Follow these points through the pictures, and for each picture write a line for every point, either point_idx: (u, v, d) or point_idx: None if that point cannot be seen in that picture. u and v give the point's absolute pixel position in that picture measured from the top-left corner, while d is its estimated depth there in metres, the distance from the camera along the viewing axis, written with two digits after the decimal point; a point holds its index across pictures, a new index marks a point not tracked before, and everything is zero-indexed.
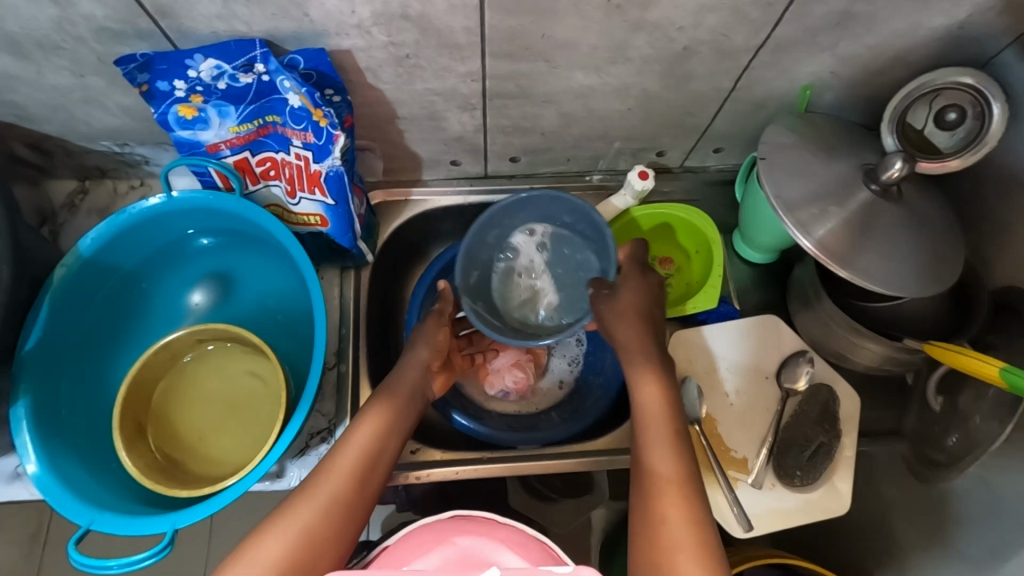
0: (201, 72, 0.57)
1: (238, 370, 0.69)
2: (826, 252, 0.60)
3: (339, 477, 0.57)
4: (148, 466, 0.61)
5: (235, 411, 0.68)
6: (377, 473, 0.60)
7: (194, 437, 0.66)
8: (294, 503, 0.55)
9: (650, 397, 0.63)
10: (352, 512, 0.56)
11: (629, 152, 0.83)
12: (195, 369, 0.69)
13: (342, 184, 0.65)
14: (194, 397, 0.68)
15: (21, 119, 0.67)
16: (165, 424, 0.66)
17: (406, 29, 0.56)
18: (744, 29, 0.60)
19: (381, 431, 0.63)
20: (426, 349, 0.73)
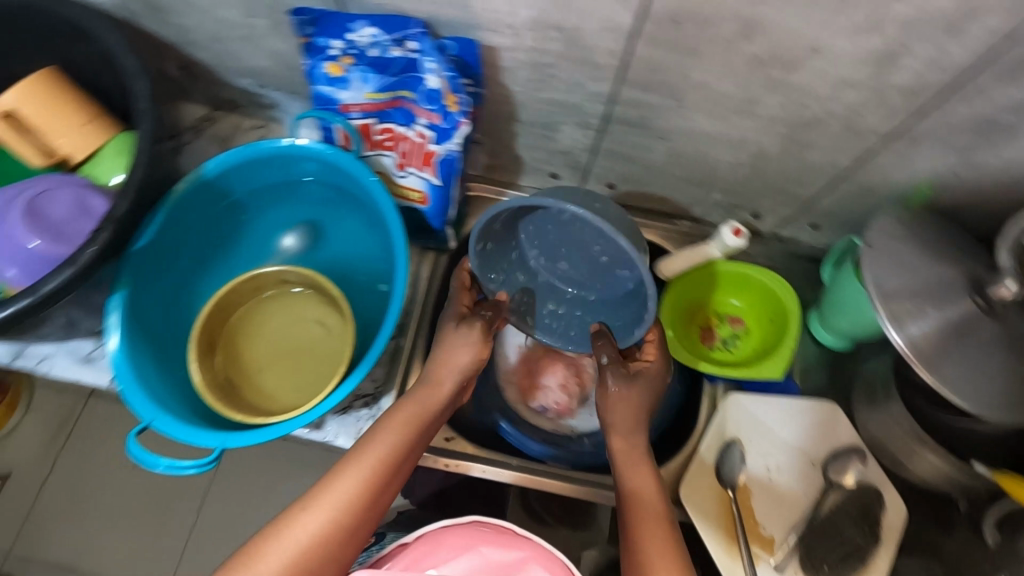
0: (359, 37, 0.61)
1: (307, 320, 0.72)
2: (916, 353, 0.58)
3: (345, 495, 0.55)
4: (210, 382, 0.64)
5: (296, 359, 0.70)
6: (386, 492, 0.57)
7: (255, 368, 0.69)
8: (292, 518, 0.53)
9: (642, 484, 0.61)
10: (354, 534, 0.54)
11: (724, 206, 0.83)
12: (268, 309, 0.72)
13: (452, 168, 0.68)
14: (260, 334, 0.71)
15: (183, 42, 0.73)
16: (233, 349, 0.69)
17: (555, 39, 0.58)
18: (881, 113, 0.59)
19: (397, 450, 0.59)
20: (468, 353, 0.67)
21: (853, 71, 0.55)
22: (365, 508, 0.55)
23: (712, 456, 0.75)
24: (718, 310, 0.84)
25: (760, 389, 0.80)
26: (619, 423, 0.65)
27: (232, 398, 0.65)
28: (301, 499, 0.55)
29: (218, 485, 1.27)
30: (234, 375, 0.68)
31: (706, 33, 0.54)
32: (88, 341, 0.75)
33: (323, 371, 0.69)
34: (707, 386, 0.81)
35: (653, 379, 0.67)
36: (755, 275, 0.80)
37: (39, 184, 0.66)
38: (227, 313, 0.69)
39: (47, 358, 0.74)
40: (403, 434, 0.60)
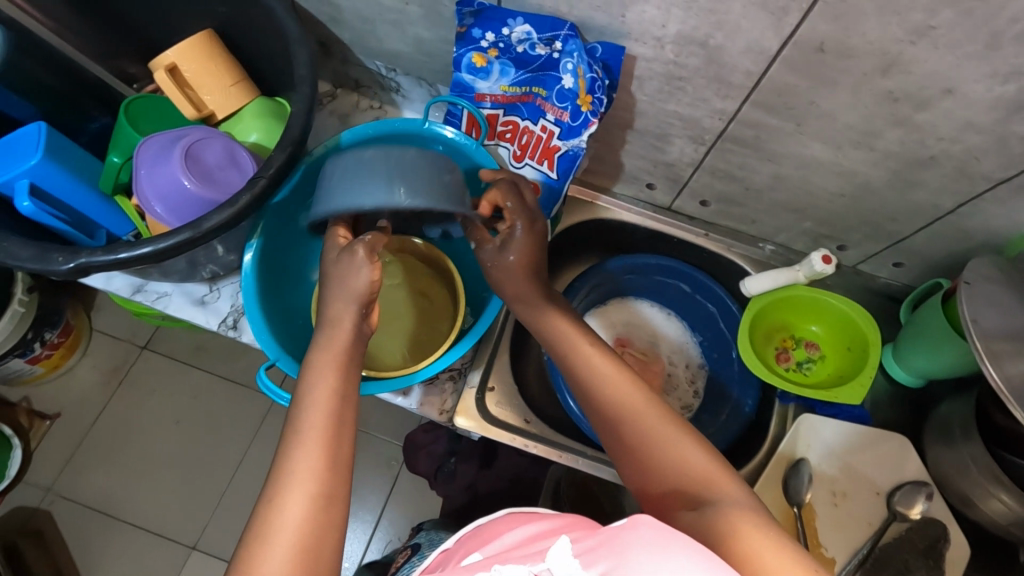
0: (512, 33, 0.66)
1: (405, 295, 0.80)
2: (1013, 391, 0.59)
3: (305, 452, 0.48)
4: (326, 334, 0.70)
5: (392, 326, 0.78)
6: (347, 435, 0.51)
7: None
8: (266, 510, 0.45)
9: (624, 408, 0.53)
10: (335, 492, 0.47)
11: (812, 235, 0.86)
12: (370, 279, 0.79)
13: (572, 164, 0.73)
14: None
15: (332, 20, 0.78)
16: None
17: (697, 55, 0.63)
18: (998, 158, 0.62)
19: (336, 392, 0.53)
20: (363, 279, 0.59)
21: (982, 115, 0.58)
22: (330, 458, 0.48)
23: (779, 474, 0.77)
24: (796, 333, 0.87)
25: (832, 414, 0.82)
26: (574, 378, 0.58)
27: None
28: (264, 495, 0.46)
29: (265, 447, 1.31)
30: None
31: (847, 64, 0.57)
32: (203, 285, 0.80)
33: None
34: (777, 405, 0.83)
35: (520, 243, 0.67)
36: (838, 304, 0.82)
37: (193, 133, 0.71)
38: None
39: (165, 296, 0.79)
40: (337, 370, 0.55)
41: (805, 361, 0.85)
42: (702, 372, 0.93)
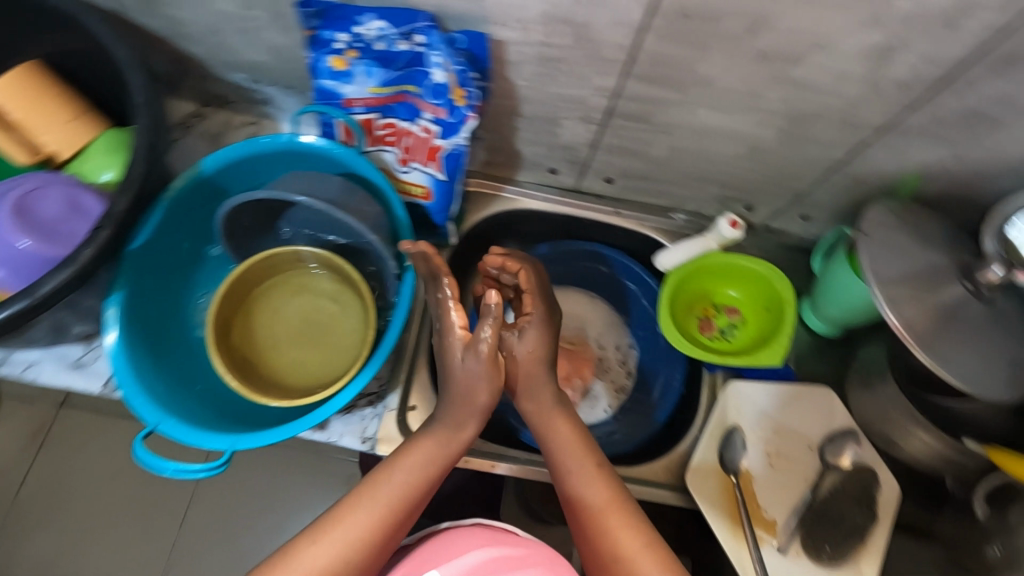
0: (366, 30, 0.61)
1: (319, 302, 0.73)
2: (912, 333, 0.61)
3: (364, 519, 0.54)
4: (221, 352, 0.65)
5: (307, 340, 0.71)
6: (410, 516, 0.57)
7: (268, 349, 0.70)
8: (304, 543, 0.52)
9: (621, 533, 0.56)
10: (370, 561, 0.54)
11: (720, 199, 0.85)
12: (281, 292, 0.73)
13: (458, 163, 0.68)
14: (268, 318, 0.72)
15: (175, 35, 0.71)
16: (244, 323, 0.71)
17: (564, 33, 0.59)
18: (878, 105, 0.61)
19: (420, 471, 0.58)
20: (484, 362, 0.59)
21: (854, 65, 0.57)
22: (383, 538, 0.54)
23: (716, 444, 0.77)
24: (716, 300, 0.87)
25: (759, 376, 0.83)
26: (559, 461, 0.61)
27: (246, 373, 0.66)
28: (314, 528, 0.53)
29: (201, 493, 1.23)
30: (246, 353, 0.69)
31: (715, 28, 0.55)
32: (77, 345, 0.72)
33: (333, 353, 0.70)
34: (706, 374, 0.83)
35: (536, 334, 0.64)
36: (751, 265, 0.82)
37: (28, 182, 0.63)
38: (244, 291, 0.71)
39: (34, 364, 0.71)
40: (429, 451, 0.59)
41: (728, 328, 0.85)
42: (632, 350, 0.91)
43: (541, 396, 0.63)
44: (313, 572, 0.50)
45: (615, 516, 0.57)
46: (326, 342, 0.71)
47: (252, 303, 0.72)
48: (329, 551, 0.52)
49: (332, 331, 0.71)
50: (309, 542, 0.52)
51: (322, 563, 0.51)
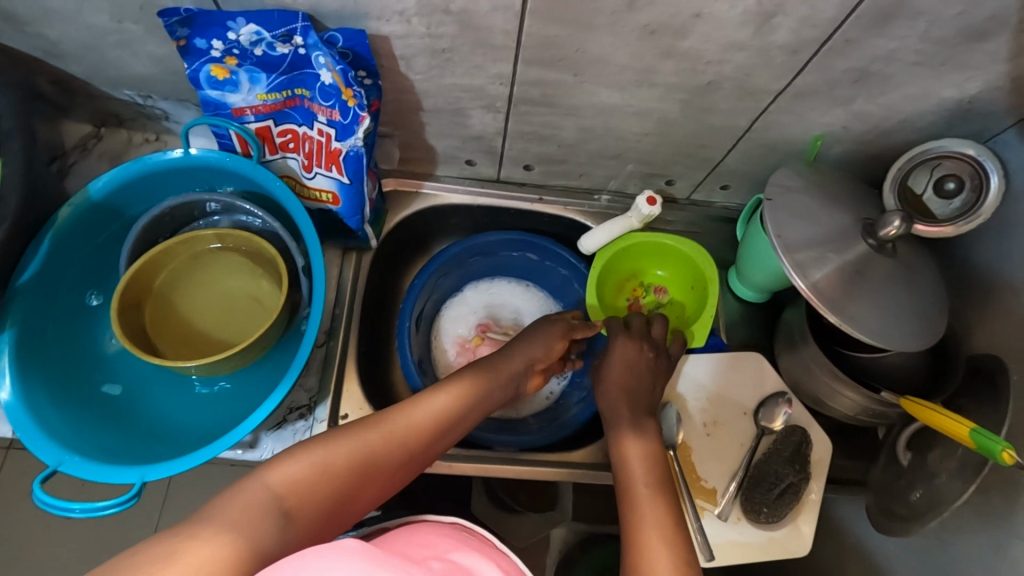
0: (241, 36, 0.58)
1: (245, 287, 0.70)
2: (818, 295, 0.62)
3: (389, 431, 0.54)
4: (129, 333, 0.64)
5: (226, 325, 0.68)
6: (444, 440, 0.59)
7: (186, 328, 0.68)
8: (328, 438, 0.51)
9: (634, 460, 0.63)
10: (382, 470, 0.52)
11: (639, 177, 0.85)
12: (206, 268, 0.70)
13: (359, 165, 0.67)
14: (193, 297, 0.69)
15: (50, 55, 0.67)
16: (159, 303, 0.68)
17: (447, 23, 0.58)
18: (768, 71, 0.62)
19: (468, 399, 0.61)
20: (541, 346, 0.72)
21: (737, 32, 0.57)
22: (406, 453, 0.54)
23: (651, 421, 0.77)
24: (644, 280, 0.88)
25: (690, 349, 0.83)
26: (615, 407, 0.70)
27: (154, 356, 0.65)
28: (341, 428, 0.53)
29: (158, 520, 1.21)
30: (157, 337, 0.67)
31: (594, 6, 0.54)
32: None
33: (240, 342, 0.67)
34: None
35: (630, 350, 0.74)
36: (675, 244, 0.83)
37: None
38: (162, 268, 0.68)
39: None
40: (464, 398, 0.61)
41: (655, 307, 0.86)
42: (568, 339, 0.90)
43: (615, 395, 0.70)
44: (319, 465, 0.49)
45: (648, 506, 0.56)
46: (240, 329, 0.68)
47: (177, 280, 0.69)
48: (342, 451, 0.51)
49: (255, 319, 0.68)
50: (328, 442, 0.51)
51: (334, 463, 0.50)
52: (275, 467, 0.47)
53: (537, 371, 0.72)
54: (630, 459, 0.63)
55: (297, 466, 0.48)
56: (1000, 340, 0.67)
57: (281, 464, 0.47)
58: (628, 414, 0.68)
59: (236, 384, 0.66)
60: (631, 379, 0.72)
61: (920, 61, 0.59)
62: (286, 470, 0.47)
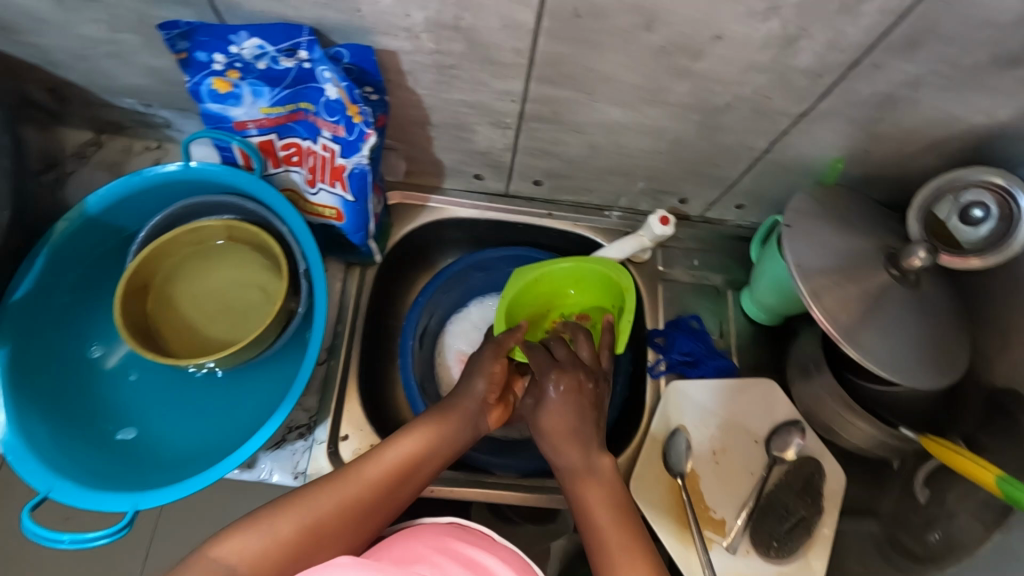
0: (243, 49, 0.56)
1: (251, 279, 0.68)
2: (835, 325, 0.59)
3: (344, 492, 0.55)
4: (130, 318, 0.62)
5: (225, 320, 0.67)
6: (407, 488, 0.59)
7: (188, 316, 0.66)
8: (280, 505, 0.53)
9: (593, 495, 0.60)
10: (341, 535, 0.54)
11: (650, 194, 0.82)
12: (216, 257, 0.68)
13: (364, 182, 0.65)
14: (200, 289, 0.68)
15: (46, 63, 0.65)
16: (162, 293, 0.66)
17: (455, 39, 0.55)
18: (788, 94, 0.59)
19: (423, 450, 0.61)
20: (481, 381, 0.67)
21: (757, 55, 0.54)
22: (365, 510, 0.55)
23: (658, 448, 0.75)
24: (565, 308, 0.84)
25: (701, 374, 0.80)
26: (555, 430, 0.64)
27: (150, 344, 0.63)
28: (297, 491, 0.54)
29: None
30: (156, 330, 0.65)
31: (607, 26, 0.52)
32: None
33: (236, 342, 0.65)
34: (648, 380, 0.80)
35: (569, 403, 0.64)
36: (567, 265, 0.78)
37: None
38: (168, 255, 0.66)
39: None
40: (423, 447, 0.61)
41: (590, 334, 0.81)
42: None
43: (564, 444, 0.63)
44: (275, 537, 0.50)
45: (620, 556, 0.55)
46: (239, 325, 0.66)
47: (185, 269, 0.67)
48: (294, 519, 0.52)
49: (257, 315, 0.66)
50: (281, 512, 0.52)
51: (286, 530, 0.51)
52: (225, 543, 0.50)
53: (495, 403, 0.68)
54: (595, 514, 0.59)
55: (251, 539, 0.50)
56: None
57: (239, 536, 0.50)
58: (578, 458, 0.62)
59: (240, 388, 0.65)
60: (576, 422, 0.64)
61: (948, 87, 0.57)
62: (238, 543, 0.50)
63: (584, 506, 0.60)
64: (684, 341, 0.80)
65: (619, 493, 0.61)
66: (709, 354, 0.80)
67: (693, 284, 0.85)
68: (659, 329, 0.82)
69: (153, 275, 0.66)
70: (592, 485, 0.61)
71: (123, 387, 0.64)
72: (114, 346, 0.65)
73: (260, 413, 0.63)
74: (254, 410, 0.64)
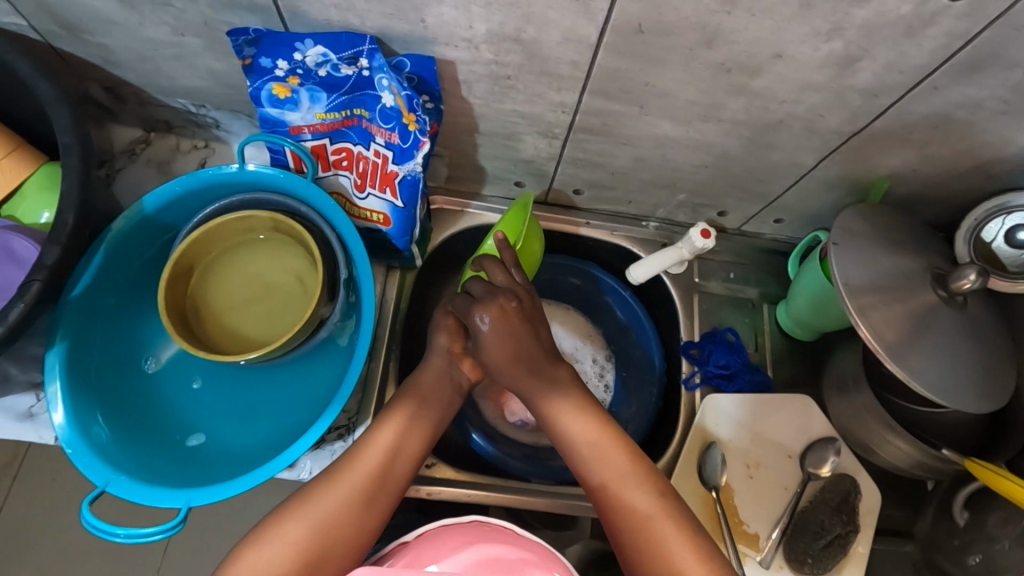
0: (307, 56, 0.56)
1: (291, 273, 0.68)
2: (882, 343, 0.59)
3: (345, 482, 0.56)
4: (172, 303, 0.63)
5: (260, 311, 0.67)
6: (399, 467, 0.59)
7: (227, 302, 0.67)
8: (288, 509, 0.54)
9: (581, 430, 0.59)
10: (353, 520, 0.55)
11: (690, 207, 0.82)
12: (259, 249, 0.68)
13: (414, 189, 0.66)
14: (240, 277, 0.68)
15: (106, 62, 0.66)
16: (204, 276, 0.67)
17: (515, 52, 0.56)
18: (843, 113, 0.59)
19: (402, 429, 0.61)
20: (442, 333, 0.67)
21: (816, 74, 0.55)
22: (366, 490, 0.56)
23: (693, 460, 0.75)
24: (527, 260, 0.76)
25: (737, 388, 0.80)
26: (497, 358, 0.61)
27: (188, 329, 0.64)
28: (301, 492, 0.56)
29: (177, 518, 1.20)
30: (194, 313, 0.66)
31: (670, 42, 0.53)
32: (26, 394, 0.65)
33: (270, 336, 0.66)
34: (683, 392, 0.80)
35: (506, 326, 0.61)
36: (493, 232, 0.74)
37: None
38: (213, 244, 0.66)
39: None
40: (401, 432, 0.61)
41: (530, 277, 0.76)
42: (610, 377, 0.88)
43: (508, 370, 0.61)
44: (290, 545, 0.52)
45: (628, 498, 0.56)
46: (274, 317, 0.67)
47: (227, 259, 0.68)
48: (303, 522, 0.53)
49: (292, 312, 0.67)
50: (289, 517, 0.53)
51: (299, 534, 0.52)
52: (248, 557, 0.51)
53: (463, 354, 0.68)
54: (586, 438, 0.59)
55: (268, 551, 0.51)
56: None
57: (254, 552, 0.51)
58: (522, 372, 0.61)
59: (282, 387, 0.66)
60: (511, 341, 0.61)
61: (1007, 111, 0.57)
62: (259, 558, 0.51)
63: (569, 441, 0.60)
64: (720, 354, 0.80)
65: (601, 420, 0.61)
66: (745, 368, 0.80)
67: (729, 297, 0.86)
68: (695, 341, 0.82)
69: (199, 257, 0.66)
70: (563, 410, 0.61)
71: (174, 384, 0.66)
72: (164, 344, 0.67)
73: (303, 414, 0.65)
74: (297, 410, 0.65)
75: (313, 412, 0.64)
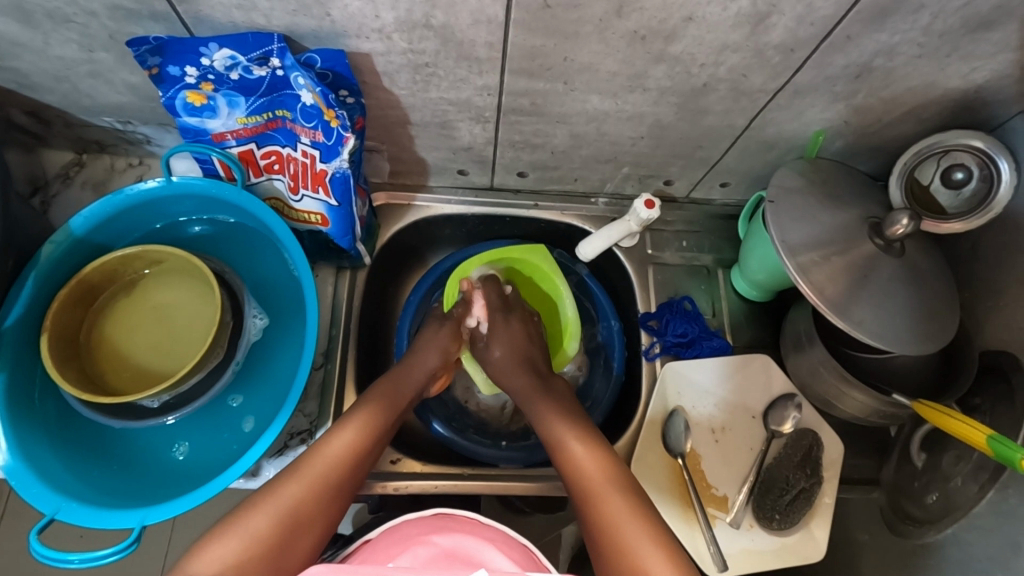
0: (214, 61, 0.55)
1: (196, 332, 0.64)
2: (825, 300, 0.60)
3: (311, 477, 0.59)
4: (93, 280, 0.63)
5: (155, 335, 0.65)
6: (365, 463, 0.63)
7: (146, 307, 0.65)
8: (250, 510, 0.55)
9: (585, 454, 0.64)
10: (319, 513, 0.57)
11: (636, 179, 0.82)
12: (195, 287, 0.66)
13: (347, 186, 0.65)
14: (142, 302, 0.65)
15: (21, 86, 0.65)
16: (146, 278, 0.66)
17: (428, 38, 0.55)
18: (766, 71, 0.59)
19: (370, 427, 0.64)
20: (435, 356, 0.75)
21: (730, 34, 0.54)
22: (335, 487, 0.59)
23: (658, 429, 0.75)
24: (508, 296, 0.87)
25: (696, 354, 0.80)
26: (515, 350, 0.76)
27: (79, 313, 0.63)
28: (266, 487, 0.58)
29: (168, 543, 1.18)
30: (110, 304, 0.65)
31: (579, 15, 0.52)
32: None
33: (140, 372, 0.63)
34: (644, 363, 0.81)
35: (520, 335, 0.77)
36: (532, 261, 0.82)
37: None
38: (166, 258, 0.65)
39: None
40: (362, 432, 0.64)
41: None
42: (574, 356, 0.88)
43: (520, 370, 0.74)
44: (251, 538, 0.53)
45: (610, 497, 0.60)
46: (159, 352, 0.64)
47: (162, 272, 0.66)
48: (270, 516, 0.55)
49: (166, 364, 0.63)
50: (252, 512, 0.55)
51: (263, 528, 0.54)
52: (203, 552, 0.52)
53: (439, 376, 0.76)
54: (577, 453, 0.64)
55: (230, 545, 0.53)
56: (1011, 336, 0.66)
57: (214, 547, 0.52)
58: (531, 381, 0.73)
59: (220, 405, 0.65)
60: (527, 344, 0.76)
61: (924, 54, 0.57)
62: (218, 553, 0.52)
63: (568, 457, 0.64)
64: (678, 323, 0.80)
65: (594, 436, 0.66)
66: (704, 334, 0.80)
67: (685, 266, 0.86)
68: (653, 312, 0.82)
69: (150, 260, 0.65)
70: (565, 431, 0.66)
71: None
72: None
73: (252, 423, 0.64)
74: (247, 424, 0.64)
75: (263, 424, 0.64)
